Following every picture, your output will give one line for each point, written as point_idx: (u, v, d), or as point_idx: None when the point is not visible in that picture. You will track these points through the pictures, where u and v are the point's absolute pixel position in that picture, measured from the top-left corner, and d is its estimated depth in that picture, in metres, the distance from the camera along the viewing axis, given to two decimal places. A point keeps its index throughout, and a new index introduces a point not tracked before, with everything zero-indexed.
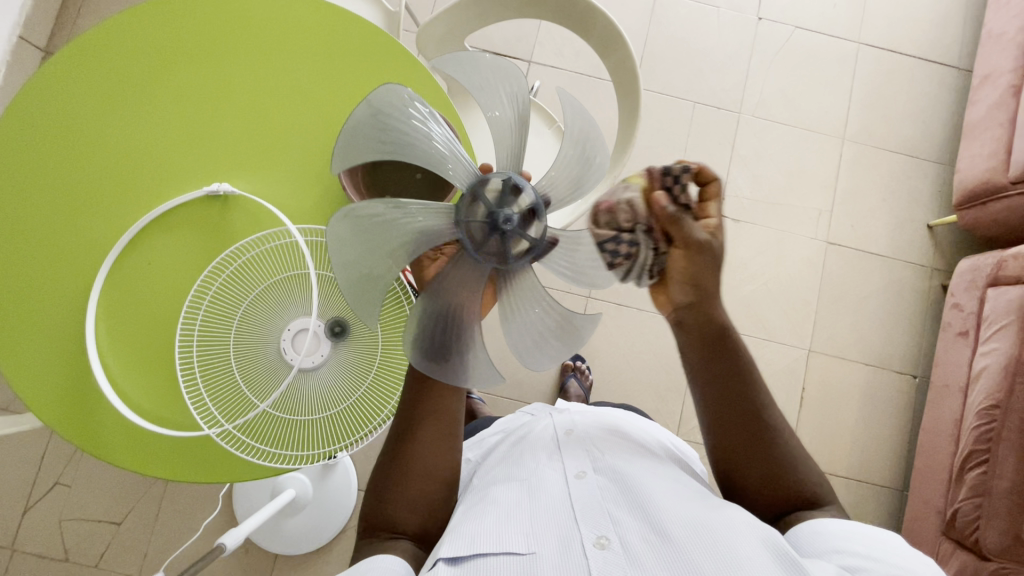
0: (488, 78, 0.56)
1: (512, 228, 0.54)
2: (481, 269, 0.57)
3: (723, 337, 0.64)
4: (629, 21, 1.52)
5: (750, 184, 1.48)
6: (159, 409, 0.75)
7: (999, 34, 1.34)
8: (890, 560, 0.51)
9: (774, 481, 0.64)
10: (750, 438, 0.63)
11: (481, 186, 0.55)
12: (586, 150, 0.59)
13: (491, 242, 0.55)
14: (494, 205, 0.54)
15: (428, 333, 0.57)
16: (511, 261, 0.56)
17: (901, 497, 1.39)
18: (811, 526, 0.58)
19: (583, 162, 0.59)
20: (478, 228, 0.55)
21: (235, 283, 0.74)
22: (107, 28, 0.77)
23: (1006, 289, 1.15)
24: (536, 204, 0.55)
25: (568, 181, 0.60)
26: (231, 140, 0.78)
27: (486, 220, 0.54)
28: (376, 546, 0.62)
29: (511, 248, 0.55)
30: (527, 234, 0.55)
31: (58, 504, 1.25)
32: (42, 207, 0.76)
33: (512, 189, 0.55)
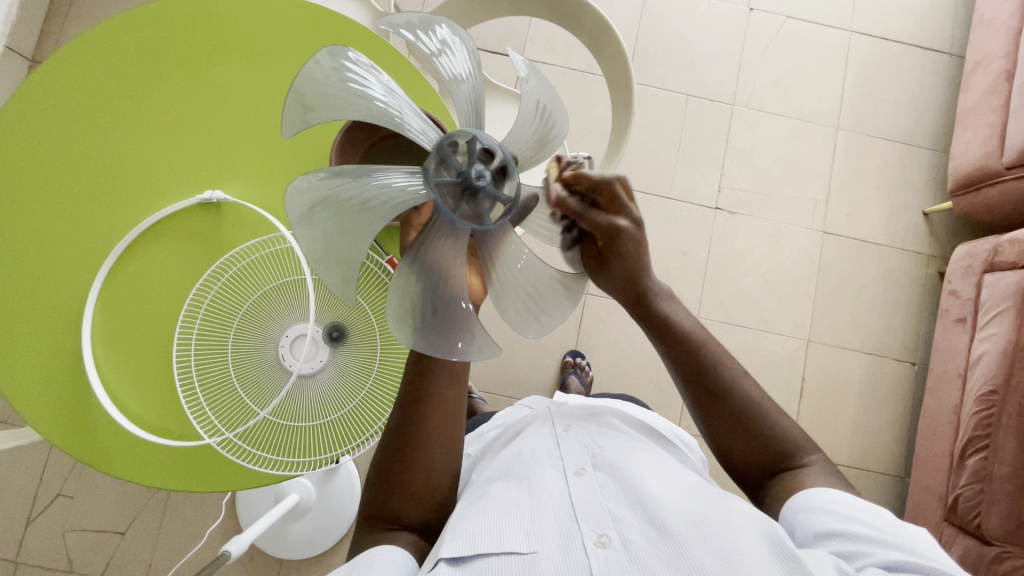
0: (426, 37, 0.51)
1: (487, 189, 0.52)
2: (457, 233, 0.54)
3: (641, 300, 0.68)
4: (621, 14, 1.51)
5: (745, 175, 1.48)
6: (160, 420, 0.75)
7: (991, 19, 1.34)
8: (885, 537, 0.52)
9: (766, 462, 0.63)
10: (740, 431, 0.64)
11: (445, 146, 0.51)
12: (543, 111, 0.58)
13: (465, 206, 0.52)
14: (464, 166, 0.51)
15: (417, 305, 0.52)
16: (488, 225, 0.54)
17: (903, 484, 1.39)
18: (807, 502, 0.57)
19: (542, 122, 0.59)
20: (451, 192, 0.52)
21: (232, 289, 0.73)
22: (93, 37, 0.76)
23: (1003, 275, 1.16)
24: (507, 161, 0.52)
25: (532, 142, 0.60)
26: (223, 148, 0.77)
27: (457, 183, 0.51)
28: (377, 537, 0.61)
29: (486, 211, 0.53)
30: (502, 195, 0.53)
31: (61, 516, 1.24)
32: (36, 220, 0.75)
33: (478, 147, 0.51)
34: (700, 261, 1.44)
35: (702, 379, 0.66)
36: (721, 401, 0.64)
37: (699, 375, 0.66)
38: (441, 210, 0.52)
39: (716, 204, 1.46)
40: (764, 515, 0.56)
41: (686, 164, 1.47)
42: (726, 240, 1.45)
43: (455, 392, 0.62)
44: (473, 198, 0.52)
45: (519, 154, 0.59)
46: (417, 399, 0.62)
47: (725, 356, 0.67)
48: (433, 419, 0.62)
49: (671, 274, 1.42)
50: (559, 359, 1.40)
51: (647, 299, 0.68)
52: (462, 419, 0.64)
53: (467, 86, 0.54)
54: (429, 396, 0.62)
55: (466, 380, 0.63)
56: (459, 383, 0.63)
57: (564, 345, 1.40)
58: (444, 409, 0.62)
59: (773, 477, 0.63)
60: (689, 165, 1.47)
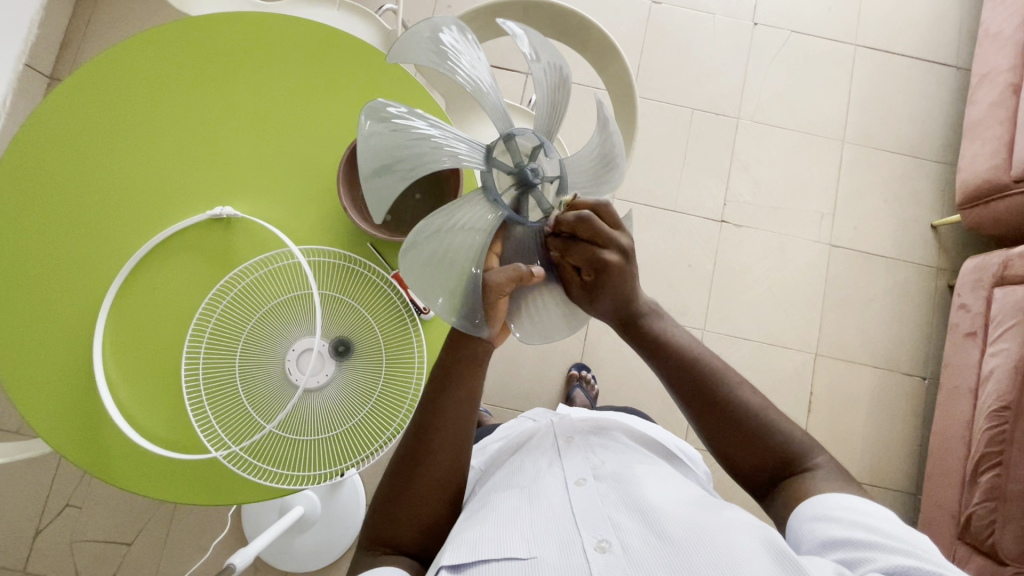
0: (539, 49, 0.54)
1: (536, 192, 0.55)
2: (494, 222, 0.54)
3: (635, 318, 0.68)
4: (624, 30, 1.53)
5: (750, 188, 1.48)
6: (168, 433, 0.76)
7: (996, 33, 1.34)
8: (889, 543, 0.51)
9: (767, 464, 0.63)
10: (739, 433, 0.63)
11: (528, 139, 0.54)
12: (607, 156, 0.61)
13: (512, 195, 0.54)
14: (534, 165, 0.54)
15: (434, 262, 0.51)
16: (521, 219, 0.55)
17: (915, 501, 1.37)
18: (812, 510, 0.56)
19: (602, 164, 0.62)
20: (507, 178, 0.54)
21: (241, 303, 0.75)
22: (110, 57, 0.79)
23: (1013, 289, 1.15)
24: (564, 193, 0.58)
25: (585, 171, 0.62)
26: (234, 164, 0.79)
27: (515, 173, 0.54)
28: (374, 560, 0.60)
29: (524, 207, 0.56)
30: (543, 204, 0.57)
31: (68, 527, 1.25)
32: (51, 236, 0.77)
33: (548, 160, 0.56)
34: (706, 274, 1.43)
35: (698, 385, 0.66)
36: (719, 404, 0.64)
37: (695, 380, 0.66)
38: (490, 187, 0.53)
39: (721, 217, 1.46)
40: (764, 524, 0.56)
41: (691, 177, 1.47)
42: (731, 253, 1.45)
43: (466, 417, 0.63)
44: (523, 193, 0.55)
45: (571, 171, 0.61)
46: (429, 426, 0.62)
47: (732, 377, 0.66)
48: (442, 447, 0.62)
49: (676, 286, 1.42)
50: (565, 372, 1.39)
51: (644, 307, 0.69)
52: (470, 448, 0.64)
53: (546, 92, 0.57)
54: (437, 428, 0.62)
55: (474, 413, 0.64)
56: (469, 414, 0.63)
57: (569, 358, 1.40)
58: (453, 437, 0.62)
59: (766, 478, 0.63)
60: (694, 178, 1.48)
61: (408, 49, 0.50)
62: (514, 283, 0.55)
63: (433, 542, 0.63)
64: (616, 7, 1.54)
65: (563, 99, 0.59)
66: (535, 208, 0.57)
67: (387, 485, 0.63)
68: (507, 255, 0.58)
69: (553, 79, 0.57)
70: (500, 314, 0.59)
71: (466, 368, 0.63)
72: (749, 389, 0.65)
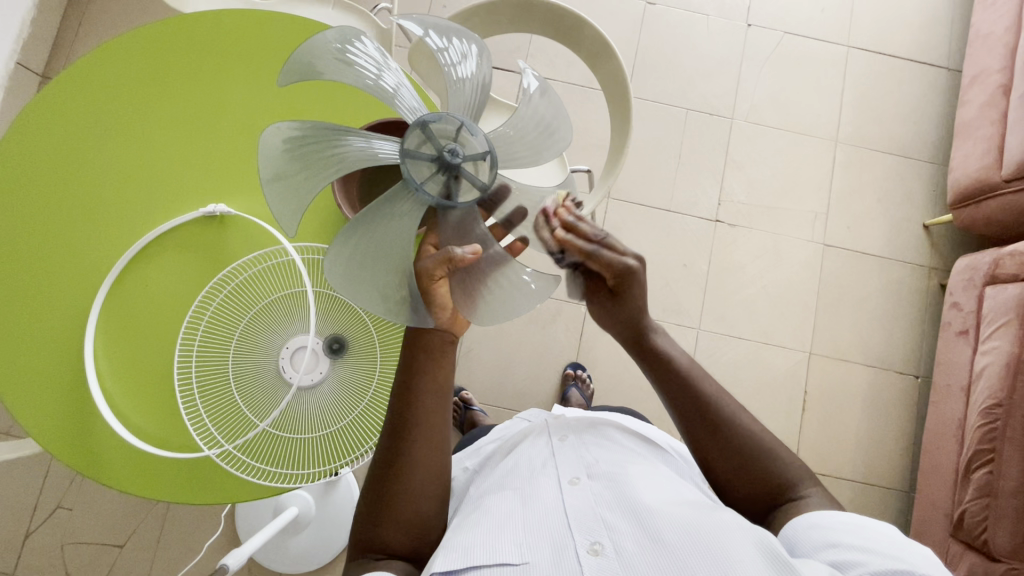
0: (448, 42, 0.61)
1: (464, 174, 0.60)
2: (417, 209, 0.60)
3: (643, 342, 0.68)
4: (619, 31, 1.54)
5: (745, 188, 1.49)
6: (160, 432, 0.75)
7: (986, 34, 1.35)
8: (883, 550, 0.51)
9: (760, 491, 0.63)
10: (736, 461, 0.63)
11: (445, 125, 0.60)
12: (548, 126, 0.67)
13: (439, 181, 0.60)
14: (455, 150, 0.59)
15: (359, 262, 0.57)
16: (453, 202, 0.60)
17: (908, 499, 1.38)
18: (806, 520, 0.57)
19: (544, 132, 0.68)
20: (430, 165, 0.59)
21: (235, 300, 0.74)
22: (103, 53, 0.78)
23: (1005, 287, 1.16)
24: (494, 167, 0.61)
25: (527, 146, 0.67)
26: (227, 163, 0.79)
27: (435, 159, 0.59)
28: (365, 567, 0.59)
29: (455, 190, 0.60)
30: (476, 182, 0.61)
31: (59, 529, 1.24)
32: (41, 233, 0.76)
33: (471, 140, 0.60)
34: (700, 273, 1.44)
35: (702, 414, 0.64)
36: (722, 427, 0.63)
37: (699, 411, 0.64)
38: (412, 180, 0.59)
39: (715, 217, 1.47)
40: (753, 524, 0.56)
41: (686, 177, 1.48)
42: (726, 252, 1.45)
43: (439, 410, 0.62)
44: (451, 177, 0.60)
45: (512, 155, 0.67)
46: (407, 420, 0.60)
47: (737, 405, 0.65)
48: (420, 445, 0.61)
49: (672, 287, 1.42)
50: (560, 372, 1.39)
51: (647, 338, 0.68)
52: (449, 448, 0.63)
53: (475, 83, 0.64)
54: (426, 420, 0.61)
55: (449, 411, 0.63)
56: (444, 405, 0.62)
57: (565, 357, 1.40)
58: (430, 435, 0.61)
59: (751, 500, 0.63)
60: (689, 178, 1.48)
61: (316, 54, 0.53)
62: (446, 264, 0.56)
63: (423, 547, 0.62)
64: (611, 8, 1.55)
65: (484, 91, 0.65)
66: (468, 190, 0.61)
67: (371, 484, 0.61)
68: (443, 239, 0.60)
69: (472, 81, 0.64)
70: (443, 302, 0.58)
71: (426, 360, 0.61)
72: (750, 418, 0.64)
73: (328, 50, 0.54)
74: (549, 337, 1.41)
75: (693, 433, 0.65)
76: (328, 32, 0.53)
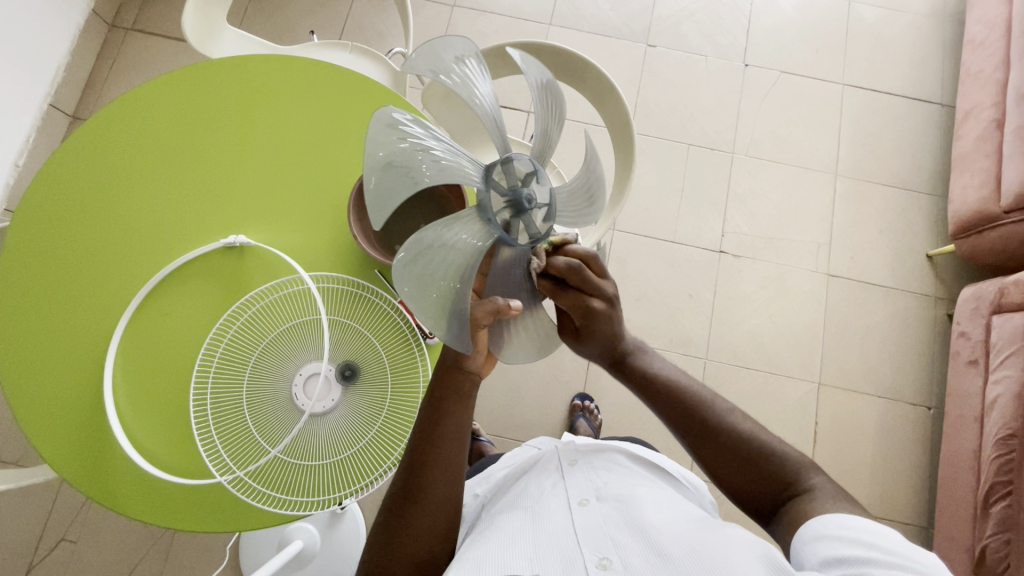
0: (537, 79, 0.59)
1: (530, 217, 0.56)
2: (482, 240, 0.55)
3: (619, 362, 0.71)
4: (622, 72, 1.60)
5: (747, 220, 1.51)
6: (174, 460, 0.76)
7: (977, 72, 1.40)
8: (891, 559, 0.49)
9: (768, 488, 0.62)
10: (737, 458, 0.63)
11: (523, 164, 0.56)
12: (591, 192, 0.64)
13: (504, 216, 0.55)
14: (522, 186, 0.55)
15: (425, 284, 0.50)
16: (511, 241, 0.56)
17: (926, 534, 1.34)
18: (812, 531, 0.55)
19: (589, 199, 0.64)
20: (501, 200, 0.55)
21: (252, 328, 0.76)
22: (138, 96, 0.83)
23: (1011, 316, 1.16)
24: (552, 219, 0.58)
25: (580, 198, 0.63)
26: (248, 196, 0.82)
27: (508, 196, 0.55)
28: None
29: (516, 228, 0.56)
30: (535, 226, 0.57)
31: (62, 561, 1.23)
32: (68, 266, 0.80)
33: (541, 188, 0.56)
34: (706, 303, 1.45)
35: (689, 420, 0.67)
36: (716, 435, 0.65)
37: (687, 417, 0.67)
38: (484, 209, 0.55)
39: (720, 247, 1.49)
40: (760, 540, 0.55)
41: (689, 209, 1.51)
42: (731, 281, 1.47)
43: (457, 444, 0.62)
44: (514, 216, 0.55)
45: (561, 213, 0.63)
46: (429, 448, 0.61)
47: (723, 407, 0.67)
48: (437, 478, 0.60)
49: (678, 317, 1.44)
50: (568, 403, 1.39)
51: (625, 356, 0.71)
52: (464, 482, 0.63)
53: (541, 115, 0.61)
54: (440, 432, 0.61)
55: (466, 447, 0.63)
56: (461, 439, 0.62)
57: (572, 387, 1.40)
58: (446, 469, 0.61)
59: (772, 501, 0.62)
60: (692, 210, 1.51)
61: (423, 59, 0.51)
62: (492, 316, 0.56)
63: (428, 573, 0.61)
64: (613, 50, 1.62)
65: (554, 131, 0.62)
66: (524, 233, 0.57)
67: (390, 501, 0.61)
68: (487, 289, 0.59)
69: (545, 115, 0.61)
70: (479, 347, 0.61)
71: (452, 400, 0.62)
72: (740, 414, 0.67)
73: (434, 52, 0.52)
74: (556, 368, 1.41)
75: (703, 451, 0.65)
76: (439, 43, 0.52)
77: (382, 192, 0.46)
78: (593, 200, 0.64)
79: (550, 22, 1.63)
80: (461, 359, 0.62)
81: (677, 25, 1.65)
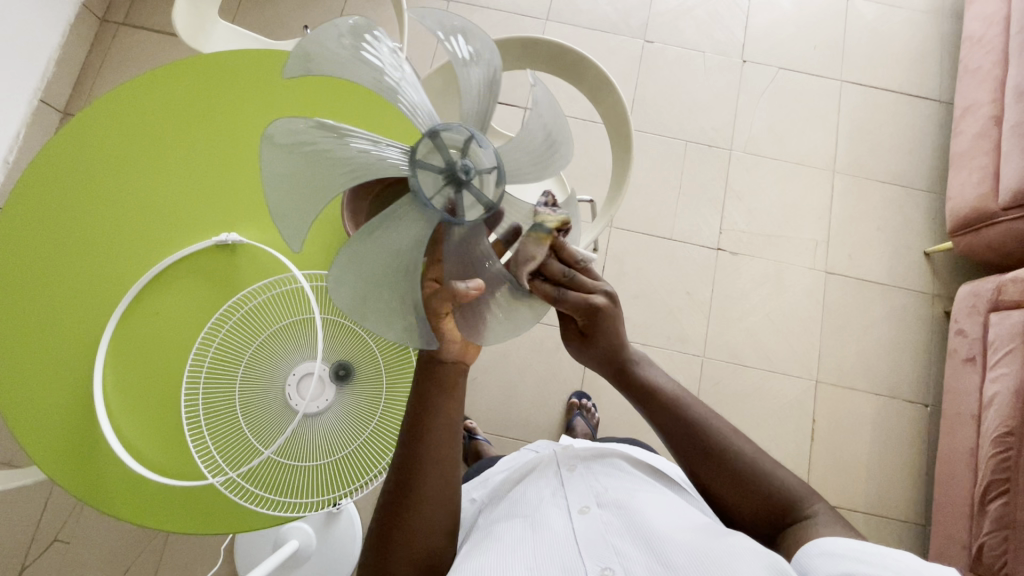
0: (465, 43, 0.57)
1: (472, 188, 0.56)
2: (424, 224, 0.55)
3: (621, 370, 0.71)
4: (619, 68, 1.59)
5: (745, 217, 1.51)
6: (165, 460, 0.75)
7: (976, 68, 1.40)
8: None
9: (765, 513, 0.62)
10: (734, 479, 0.63)
11: (455, 134, 0.55)
12: (551, 142, 0.65)
13: (446, 194, 0.55)
14: (457, 158, 0.55)
15: (367, 281, 0.53)
16: (460, 218, 0.56)
17: (923, 532, 1.34)
18: (819, 547, 0.54)
19: (547, 148, 0.65)
20: (437, 177, 0.54)
21: (244, 326, 0.75)
22: (129, 90, 0.82)
23: (1009, 314, 1.16)
24: (501, 183, 0.57)
25: (534, 157, 0.64)
26: (240, 192, 0.81)
27: (444, 171, 0.54)
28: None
29: (463, 200, 0.56)
30: (483, 194, 0.56)
31: (54, 562, 1.22)
32: (57, 264, 0.78)
33: (481, 152, 0.56)
34: (704, 301, 1.45)
35: (690, 435, 0.66)
36: (716, 453, 0.64)
37: (689, 434, 0.66)
38: (420, 194, 0.54)
39: (717, 245, 1.48)
40: (767, 550, 0.55)
41: (686, 207, 1.50)
42: (728, 279, 1.46)
43: (450, 445, 0.61)
44: (456, 190, 0.55)
45: (520, 174, 0.63)
46: (424, 449, 0.60)
47: (726, 425, 0.66)
48: (430, 481, 0.59)
49: (675, 315, 1.43)
50: (565, 401, 1.38)
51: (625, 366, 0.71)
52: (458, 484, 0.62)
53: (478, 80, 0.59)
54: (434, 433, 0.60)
55: (457, 445, 0.62)
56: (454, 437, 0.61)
57: (570, 386, 1.40)
58: (439, 471, 0.60)
59: (766, 526, 0.62)
60: (690, 207, 1.50)
61: (326, 52, 0.53)
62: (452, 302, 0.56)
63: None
64: (611, 46, 1.61)
65: (492, 98, 0.61)
66: (474, 206, 0.56)
67: (384, 506, 0.60)
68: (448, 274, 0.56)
69: (479, 76, 0.59)
70: (452, 336, 0.58)
71: (440, 400, 0.60)
72: (740, 432, 0.66)
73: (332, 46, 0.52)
74: (553, 366, 1.40)
75: (695, 465, 0.65)
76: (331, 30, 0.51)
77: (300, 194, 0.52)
78: (552, 145, 0.65)
79: (547, 17, 1.62)
80: (434, 353, 0.59)
81: (674, 21, 1.64)
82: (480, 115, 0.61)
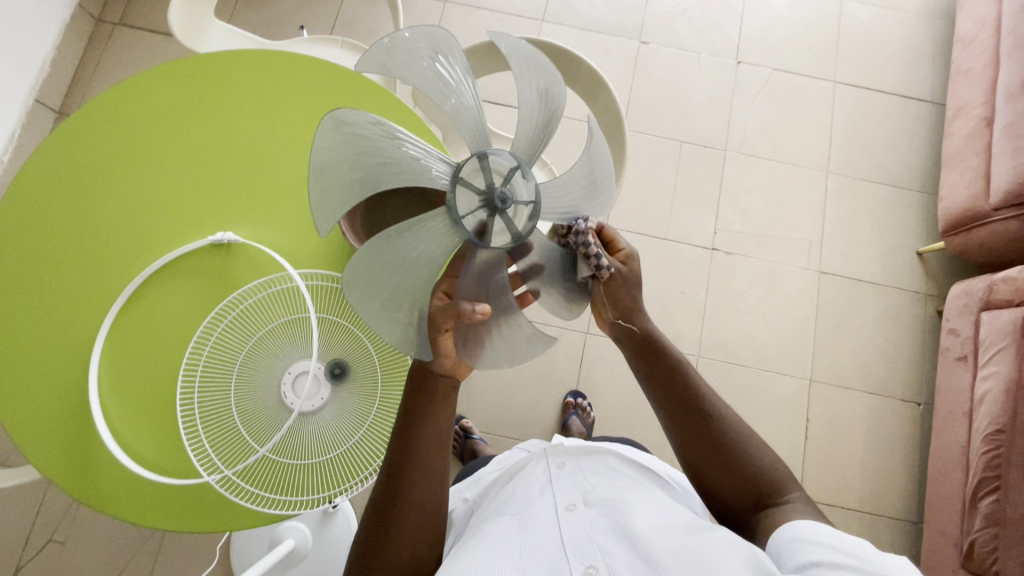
0: (533, 74, 0.57)
1: (504, 216, 0.56)
2: (448, 240, 0.55)
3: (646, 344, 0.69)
4: (615, 68, 1.60)
5: (740, 218, 1.52)
6: (161, 459, 0.75)
7: (967, 70, 1.41)
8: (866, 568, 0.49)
9: (748, 493, 0.62)
10: (721, 456, 0.63)
11: (502, 161, 0.55)
12: (593, 179, 0.61)
13: (478, 216, 0.55)
14: (497, 185, 0.55)
15: (382, 281, 0.53)
16: (484, 243, 0.56)
17: (916, 530, 1.35)
18: (790, 535, 0.55)
19: (589, 186, 0.62)
20: (474, 199, 0.55)
21: (240, 325, 0.75)
22: (127, 89, 0.82)
23: (1000, 312, 1.17)
24: (536, 218, 0.57)
25: (580, 185, 0.62)
26: (237, 192, 0.81)
27: (482, 195, 0.55)
28: None
29: (492, 226, 0.56)
30: (514, 224, 0.57)
31: (50, 561, 1.22)
32: (53, 262, 0.78)
33: (524, 184, 0.56)
34: (699, 300, 1.45)
35: (691, 408, 0.66)
36: (710, 429, 0.64)
37: (685, 406, 0.66)
38: (453, 209, 0.55)
39: (712, 245, 1.49)
40: (748, 543, 0.56)
41: (681, 207, 1.51)
42: (723, 279, 1.47)
43: (438, 444, 0.62)
44: (489, 215, 0.55)
45: (558, 203, 0.61)
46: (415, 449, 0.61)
47: (721, 403, 0.67)
48: (419, 479, 0.60)
49: (670, 314, 1.44)
50: (560, 400, 1.39)
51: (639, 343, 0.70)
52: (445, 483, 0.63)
53: (536, 106, 0.58)
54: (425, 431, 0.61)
55: (448, 447, 0.63)
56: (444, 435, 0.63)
57: (565, 385, 1.40)
58: (427, 470, 0.61)
59: (745, 509, 0.63)
60: (685, 208, 1.51)
61: (403, 54, 0.53)
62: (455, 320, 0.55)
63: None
64: (606, 47, 1.62)
65: (549, 131, 0.60)
66: (502, 233, 0.57)
67: (373, 506, 0.60)
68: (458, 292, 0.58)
69: (541, 113, 0.59)
70: (448, 351, 0.59)
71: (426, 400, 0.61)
72: (735, 414, 0.66)
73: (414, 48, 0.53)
74: (548, 365, 1.41)
75: (687, 442, 0.65)
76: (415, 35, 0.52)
77: (342, 184, 0.51)
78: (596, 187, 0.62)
79: (543, 18, 1.63)
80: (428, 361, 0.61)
81: (669, 22, 1.65)
82: (533, 144, 0.60)
